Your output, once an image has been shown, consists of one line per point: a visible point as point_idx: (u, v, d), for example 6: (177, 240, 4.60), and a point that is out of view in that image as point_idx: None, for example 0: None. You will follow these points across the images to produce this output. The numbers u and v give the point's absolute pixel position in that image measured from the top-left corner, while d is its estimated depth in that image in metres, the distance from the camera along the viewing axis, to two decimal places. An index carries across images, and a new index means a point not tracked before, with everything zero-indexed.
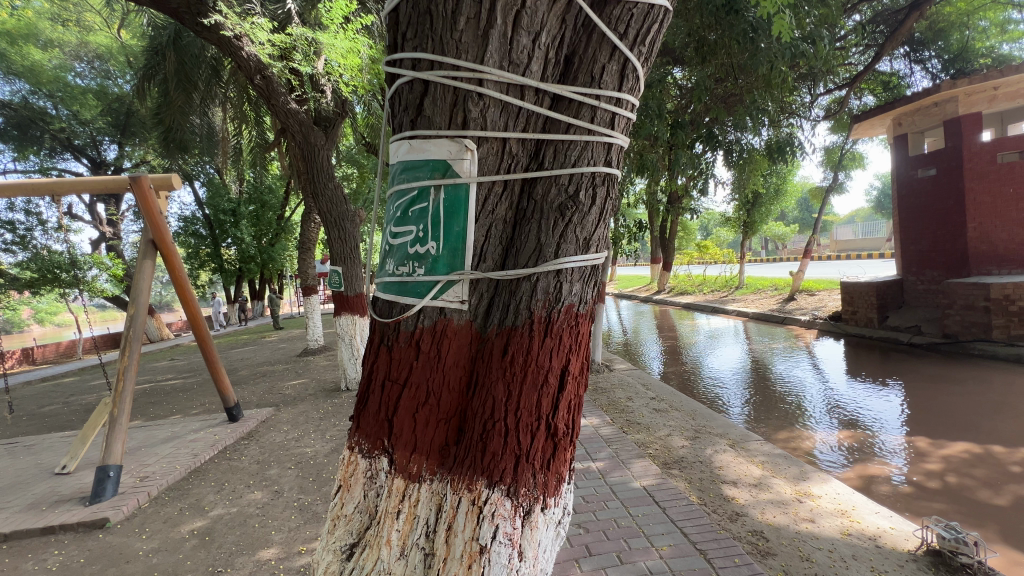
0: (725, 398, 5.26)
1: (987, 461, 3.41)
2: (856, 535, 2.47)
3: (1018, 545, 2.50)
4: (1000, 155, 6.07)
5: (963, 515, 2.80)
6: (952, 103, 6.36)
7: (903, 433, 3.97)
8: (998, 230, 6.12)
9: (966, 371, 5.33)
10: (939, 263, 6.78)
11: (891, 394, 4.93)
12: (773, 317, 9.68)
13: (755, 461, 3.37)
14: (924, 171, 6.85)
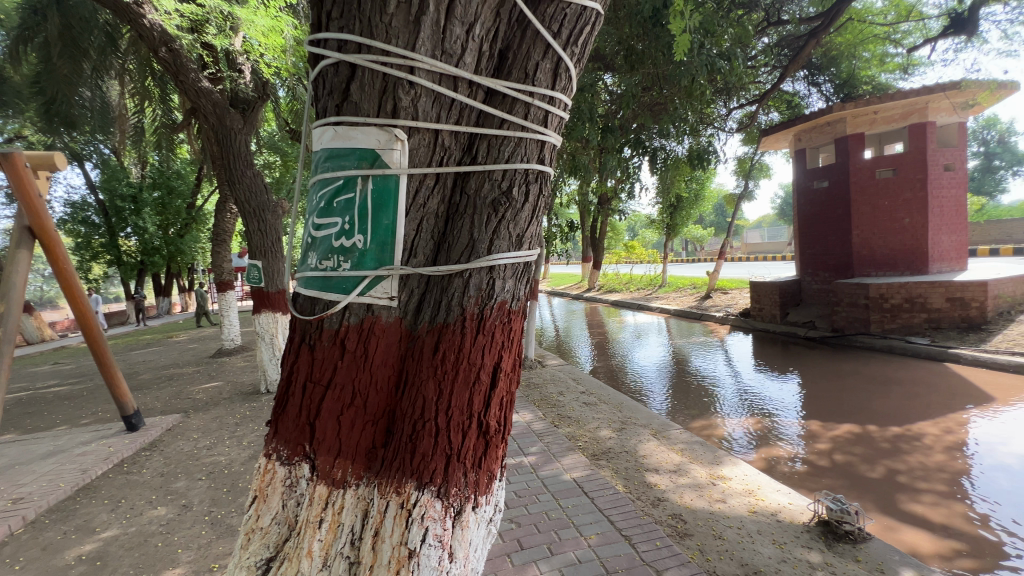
0: (649, 391, 5.55)
1: (865, 439, 3.89)
2: (760, 512, 2.71)
3: (890, 512, 2.87)
4: (878, 172, 6.94)
5: (847, 488, 3.17)
6: (841, 123, 7.18)
7: (800, 419, 4.41)
8: (876, 237, 7.00)
9: (849, 361, 6.05)
10: (829, 265, 7.62)
11: (790, 383, 5.47)
12: (692, 313, 10.38)
13: (674, 449, 3.60)
14: (818, 182, 7.67)
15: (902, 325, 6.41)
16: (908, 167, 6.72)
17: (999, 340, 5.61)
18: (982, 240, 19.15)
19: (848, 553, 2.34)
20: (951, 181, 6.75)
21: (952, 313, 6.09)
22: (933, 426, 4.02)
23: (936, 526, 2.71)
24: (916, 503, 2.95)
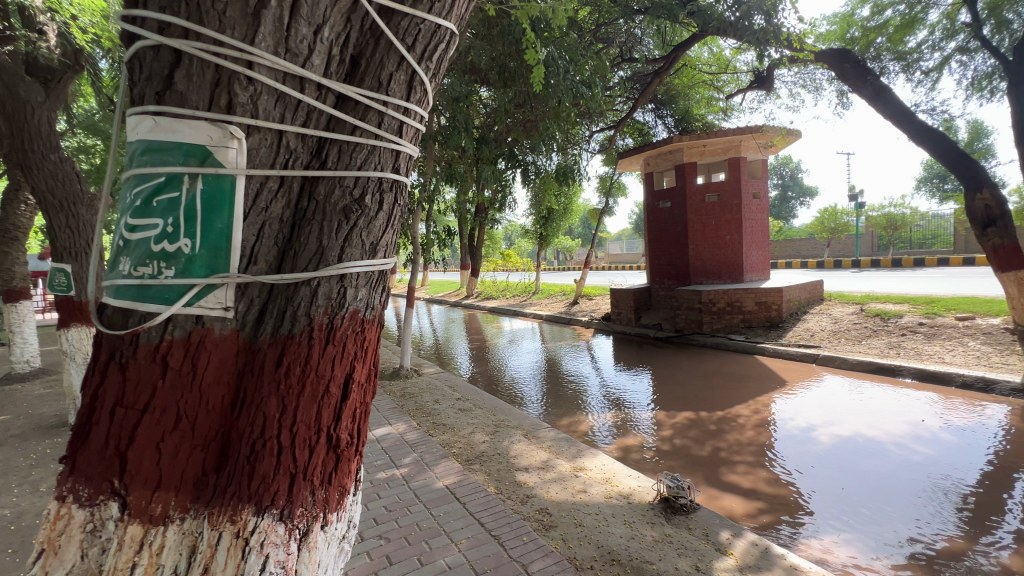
0: (523, 393, 5.81)
1: (697, 423, 4.55)
2: (615, 496, 3.00)
3: (715, 483, 3.40)
4: (707, 196, 8.23)
5: (684, 467, 3.67)
6: (680, 152, 8.34)
7: (650, 410, 4.99)
8: (706, 251, 8.26)
9: (687, 358, 7.04)
10: (672, 274, 8.79)
11: (642, 379, 6.16)
12: (562, 318, 11.12)
13: (543, 447, 3.82)
14: (663, 203, 8.81)
15: (725, 325, 7.68)
16: (728, 193, 8.10)
17: (790, 335, 7.01)
18: (780, 255, 23.86)
19: (682, 522, 2.71)
20: (757, 207, 8.31)
21: (759, 314, 7.46)
22: (746, 408, 4.87)
23: (746, 491, 3.28)
24: (733, 473, 3.54)
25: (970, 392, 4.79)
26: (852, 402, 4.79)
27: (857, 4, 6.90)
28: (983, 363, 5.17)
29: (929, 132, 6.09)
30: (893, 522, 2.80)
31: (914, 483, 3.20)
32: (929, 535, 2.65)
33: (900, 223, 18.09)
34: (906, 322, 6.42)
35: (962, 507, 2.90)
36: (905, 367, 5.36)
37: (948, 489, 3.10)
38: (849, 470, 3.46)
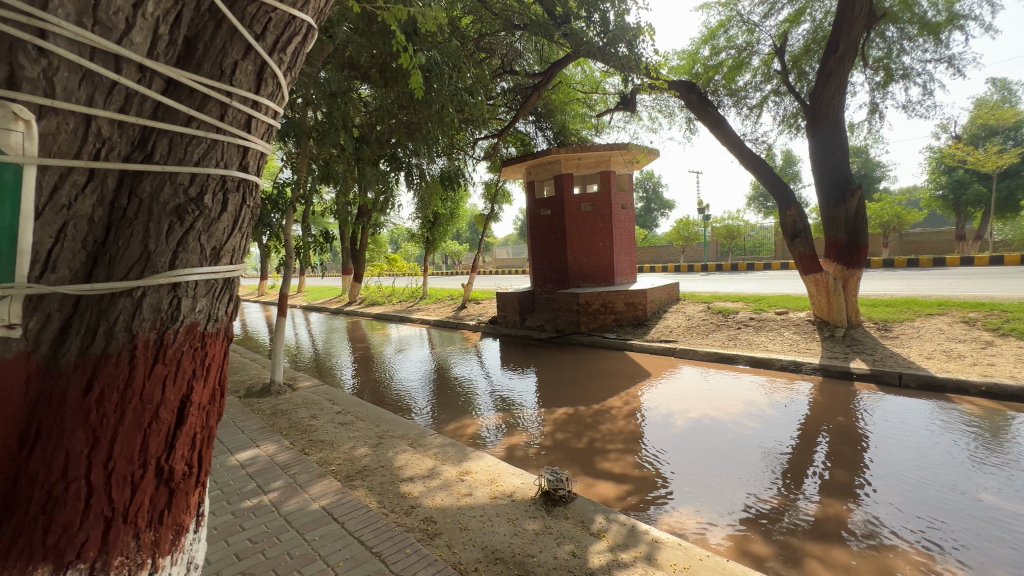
0: (411, 401, 5.68)
1: (576, 417, 4.87)
2: (499, 496, 3.06)
3: (590, 472, 3.66)
4: (582, 206, 8.87)
5: (563, 459, 3.90)
6: (558, 164, 8.86)
7: (535, 408, 5.21)
8: (583, 256, 8.89)
9: (568, 356, 7.48)
10: (553, 278, 9.29)
11: (528, 379, 6.40)
12: (450, 323, 11.07)
13: (429, 454, 3.76)
14: (544, 210, 9.28)
15: (600, 324, 8.33)
16: (600, 203, 8.82)
17: (654, 332, 7.85)
18: (647, 260, 26.62)
19: (561, 513, 2.86)
20: (625, 217, 9.18)
21: (628, 314, 8.22)
22: (617, 400, 5.33)
23: (617, 476, 3.59)
24: (606, 461, 3.84)
25: (786, 373, 5.82)
26: (703, 389, 5.51)
27: (701, 44, 8.02)
28: (795, 349, 6.31)
29: (754, 158, 7.31)
30: (732, 488, 3.29)
31: (747, 453, 3.79)
32: (758, 495, 3.16)
33: (737, 233, 21.32)
34: (741, 317, 7.59)
35: (781, 468, 3.50)
36: (740, 355, 6.32)
37: (771, 455, 3.72)
38: (699, 447, 3.98)
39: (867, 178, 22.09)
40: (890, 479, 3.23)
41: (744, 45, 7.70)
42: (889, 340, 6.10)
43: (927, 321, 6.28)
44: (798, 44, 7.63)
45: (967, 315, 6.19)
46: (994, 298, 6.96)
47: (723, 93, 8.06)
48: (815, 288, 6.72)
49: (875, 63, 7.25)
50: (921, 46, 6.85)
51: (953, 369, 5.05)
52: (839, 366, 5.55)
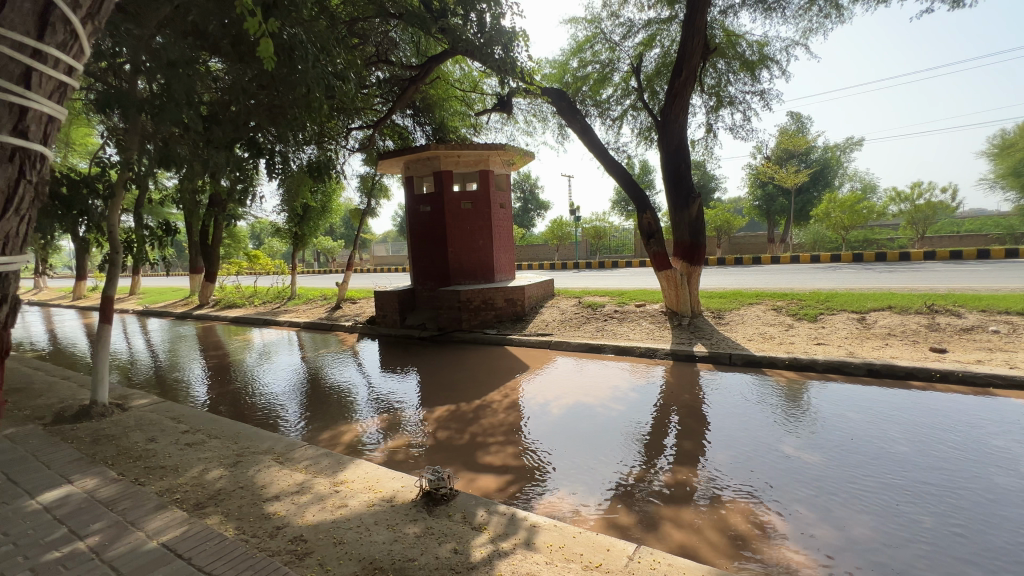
0: (281, 411, 5.17)
1: (458, 414, 4.87)
2: (378, 503, 2.93)
3: (472, 467, 3.69)
4: (462, 203, 8.90)
5: (446, 458, 3.87)
6: (437, 160, 8.76)
7: (417, 408, 5.10)
8: (463, 254, 8.94)
9: (450, 354, 7.46)
10: (433, 276, 9.17)
11: (410, 379, 6.23)
12: (322, 325, 10.29)
13: (298, 468, 3.45)
14: (423, 207, 9.11)
15: (480, 321, 8.45)
16: (479, 202, 8.94)
17: (532, 326, 8.20)
18: (525, 258, 27.79)
19: (443, 511, 2.84)
20: (503, 216, 9.46)
21: (507, 310, 8.48)
22: (498, 394, 5.47)
23: (498, 468, 3.67)
24: (487, 455, 3.91)
25: (645, 359, 6.53)
26: (577, 378, 5.92)
27: (570, 56, 8.59)
28: (651, 337, 7.10)
29: (616, 165, 8.05)
30: (602, 466, 3.59)
31: (614, 433, 4.17)
32: (624, 471, 3.49)
33: (603, 233, 23.92)
34: (607, 311, 8.31)
35: (642, 444, 3.91)
36: (607, 345, 6.92)
37: (634, 433, 4.14)
38: (573, 432, 4.27)
39: (704, 188, 25.84)
40: (724, 444, 3.81)
41: (607, 62, 8.43)
42: (723, 326, 7.18)
43: (749, 310, 7.54)
44: (650, 66, 8.61)
45: (776, 304, 7.58)
46: (793, 290, 8.61)
47: (590, 104, 8.74)
48: (666, 283, 7.65)
49: (709, 89, 8.47)
50: (742, 79, 8.17)
51: (767, 348, 6.13)
52: (685, 350, 6.38)
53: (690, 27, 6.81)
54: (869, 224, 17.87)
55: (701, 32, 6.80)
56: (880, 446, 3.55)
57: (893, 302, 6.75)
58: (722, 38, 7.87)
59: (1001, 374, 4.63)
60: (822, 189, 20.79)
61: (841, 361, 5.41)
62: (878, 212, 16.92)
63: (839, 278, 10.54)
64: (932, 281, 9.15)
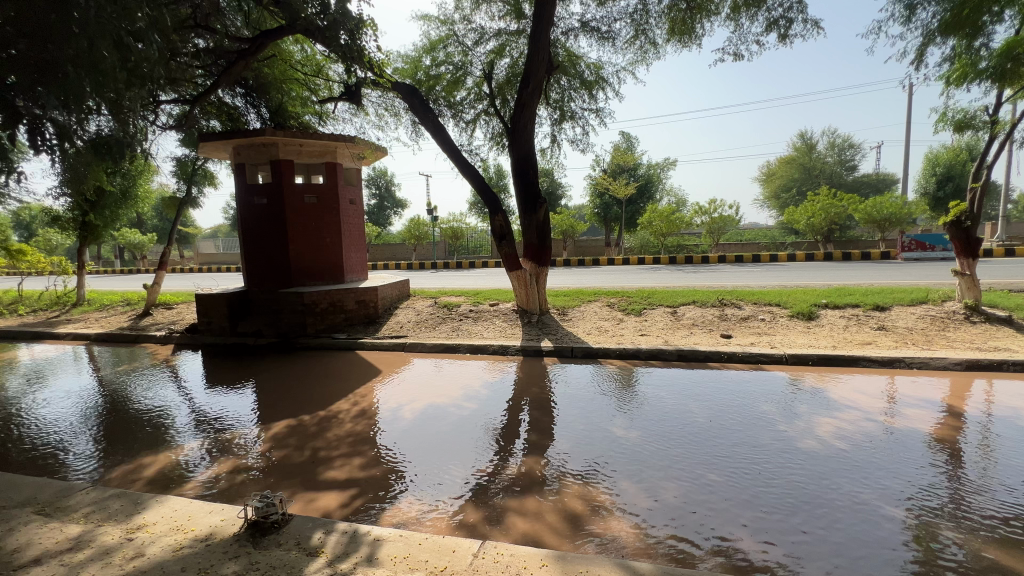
0: (64, 447, 4.11)
1: (298, 428, 4.42)
2: (188, 545, 2.47)
3: (312, 486, 3.37)
4: (306, 197, 8.13)
5: (280, 480, 3.46)
6: (274, 148, 7.84)
7: (253, 425, 4.50)
8: (307, 252, 8.18)
9: (292, 362, 6.75)
10: (271, 277, 8.20)
11: (244, 393, 5.48)
12: (123, 336, 8.46)
13: (75, 519, 2.75)
14: (258, 199, 8.07)
15: (328, 325, 7.82)
16: (326, 196, 8.27)
17: (385, 328, 7.87)
18: (381, 257, 26.77)
19: (272, 541, 2.52)
20: (354, 213, 8.92)
21: (358, 312, 7.99)
22: (346, 402, 5.11)
23: (343, 483, 3.41)
24: (331, 470, 3.61)
25: (498, 356, 6.75)
26: (432, 379, 5.85)
27: (423, 53, 8.46)
28: (503, 335, 7.38)
29: (469, 167, 8.18)
30: (456, 466, 3.59)
31: (469, 432, 4.21)
32: (479, 468, 3.54)
33: (460, 234, 24.33)
34: (462, 310, 8.41)
35: (496, 440, 4.02)
36: (461, 344, 6.99)
37: (488, 430, 4.23)
38: (428, 435, 4.19)
39: (553, 195, 28.00)
40: (567, 431, 4.12)
41: (460, 64, 8.51)
42: (566, 322, 7.81)
43: (588, 307, 8.34)
44: (502, 74, 8.95)
45: (609, 301, 8.51)
46: (624, 288, 9.79)
47: (443, 104, 8.72)
48: (517, 283, 8.03)
49: (554, 103, 9.13)
50: (582, 97, 8.98)
51: (602, 341, 6.84)
52: (534, 346, 6.77)
53: (536, 42, 7.21)
54: (680, 232, 21.33)
55: (546, 49, 7.27)
56: (686, 419, 4.21)
57: (697, 298, 8.11)
58: (564, 57, 8.57)
59: (766, 353, 5.89)
60: (646, 201, 24.14)
61: (658, 349, 6.30)
62: (687, 223, 20.29)
63: (659, 278, 12.33)
64: (722, 280, 11.28)
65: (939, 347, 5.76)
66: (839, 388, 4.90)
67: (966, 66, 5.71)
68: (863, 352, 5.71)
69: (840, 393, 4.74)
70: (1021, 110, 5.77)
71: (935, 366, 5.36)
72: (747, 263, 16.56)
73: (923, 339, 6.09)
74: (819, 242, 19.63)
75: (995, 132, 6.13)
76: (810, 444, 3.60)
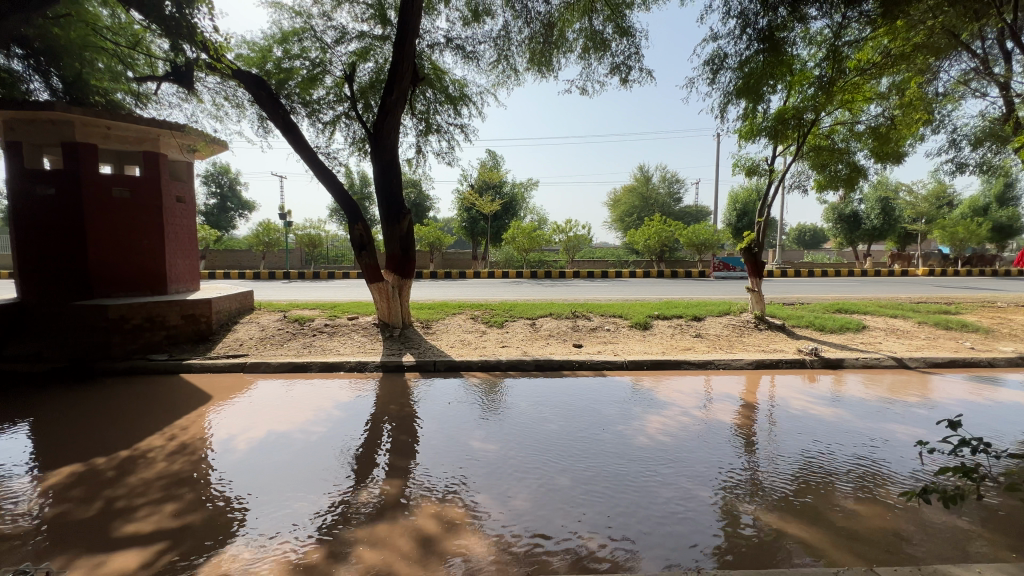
0: None
1: (86, 475, 3.54)
2: None
3: (100, 547, 2.70)
4: (114, 190, 6.75)
5: (52, 546, 2.71)
6: (68, 127, 6.34)
7: (24, 476, 3.52)
8: (114, 257, 6.78)
9: (86, 391, 5.45)
10: (57, 285, 6.55)
11: (11, 435, 4.26)
12: None
13: None
14: (42, 188, 6.42)
15: (142, 345, 6.54)
16: (142, 191, 6.98)
17: (219, 347, 6.84)
18: (221, 264, 23.49)
19: None
20: (182, 212, 7.66)
21: (185, 329, 6.83)
22: (160, 437, 4.26)
23: (147, 537, 2.80)
24: (131, 523, 2.95)
25: (354, 373, 6.32)
26: (278, 401, 5.23)
27: (273, 42, 7.69)
28: (362, 351, 6.95)
29: (326, 172, 7.62)
30: (300, 498, 3.23)
31: (322, 457, 3.84)
32: (331, 497, 3.24)
33: (317, 242, 22.59)
34: (316, 325, 7.73)
35: (353, 463, 3.73)
36: (313, 362, 6.39)
37: (343, 453, 3.91)
38: (271, 466, 3.70)
39: (420, 206, 27.71)
40: (426, 447, 4.00)
41: (317, 61, 7.94)
42: (429, 335, 7.68)
43: (452, 319, 8.33)
44: (364, 77, 8.59)
45: (473, 313, 8.62)
46: (487, 301, 10.02)
47: (296, 100, 8.05)
48: (379, 295, 7.68)
49: (419, 114, 9.04)
50: (447, 111, 9.03)
51: (465, 353, 6.87)
52: (395, 361, 6.51)
53: (401, 50, 7.07)
54: (541, 248, 22.77)
55: (411, 59, 7.15)
56: (541, 426, 4.41)
57: (553, 310, 8.67)
58: (429, 70, 8.57)
59: (611, 360, 6.52)
60: (510, 218, 25.25)
61: (518, 360, 6.55)
62: (547, 239, 21.73)
63: (520, 291, 12.93)
64: (575, 294, 12.28)
65: (738, 351, 7.00)
66: (667, 389, 5.62)
67: (753, 124, 7.14)
68: (685, 357, 6.66)
69: (668, 393, 5.44)
70: (787, 163, 7.41)
71: (735, 366, 6.50)
72: (597, 278, 18.33)
73: (727, 344, 7.34)
74: (654, 261, 22.66)
75: (772, 179, 7.74)
76: (643, 441, 4.03)
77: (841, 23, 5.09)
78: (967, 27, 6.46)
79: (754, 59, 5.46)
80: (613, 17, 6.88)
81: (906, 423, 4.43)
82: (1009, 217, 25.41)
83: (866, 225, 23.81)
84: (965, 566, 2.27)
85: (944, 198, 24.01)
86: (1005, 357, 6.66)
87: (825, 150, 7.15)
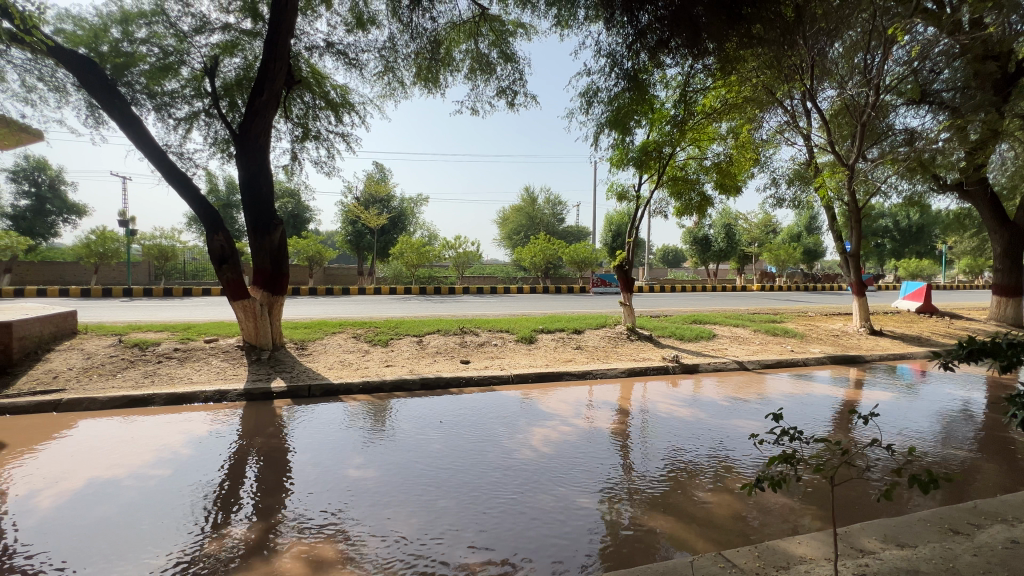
0: None
1: None
2: None
3: None
4: None
5: None
6: None
7: None
8: None
9: None
10: None
11: None
12: None
13: None
14: None
15: None
16: None
17: (22, 381, 5.51)
18: (35, 279, 19.26)
19: None
20: None
21: None
22: None
23: None
24: None
25: (209, 404, 5.50)
26: (109, 441, 4.36)
27: (109, 21, 6.57)
28: (221, 378, 6.11)
29: (178, 175, 6.67)
30: (132, 554, 2.70)
31: (168, 504, 3.26)
32: (181, 549, 2.75)
33: (170, 254, 19.72)
34: (163, 350, 6.64)
35: (210, 507, 3.22)
36: (156, 394, 5.44)
37: (199, 496, 3.37)
38: (95, 520, 3.05)
39: (298, 218, 25.72)
40: (297, 480, 3.61)
41: (170, 50, 6.99)
42: (304, 357, 7.03)
43: (331, 339, 7.74)
44: (230, 74, 7.77)
45: (355, 332, 8.12)
46: (371, 319, 9.51)
47: (139, 90, 6.97)
48: (243, 314, 6.84)
49: (296, 118, 8.42)
50: (327, 117, 8.51)
51: (345, 374, 6.41)
52: (262, 387, 5.82)
53: (273, 49, 6.51)
54: (430, 264, 22.47)
55: (285, 59, 6.63)
56: (425, 448, 4.24)
57: (440, 327, 8.53)
58: (308, 73, 8.05)
59: (498, 376, 6.58)
60: (399, 233, 24.55)
61: (403, 380, 6.28)
62: (436, 254, 21.48)
63: (408, 308, 12.59)
64: (463, 310, 12.28)
65: (612, 360, 7.54)
66: (551, 400, 5.82)
67: (623, 154, 7.85)
68: (566, 368, 6.98)
69: (552, 404, 5.63)
70: (651, 191, 8.30)
71: (610, 375, 6.98)
72: (486, 295, 18.57)
73: (604, 355, 7.87)
74: (541, 278, 23.64)
75: (639, 204, 8.58)
76: (527, 454, 4.10)
77: (690, 72, 5.84)
78: (780, 87, 7.91)
79: (621, 96, 6.06)
80: (497, 43, 7.16)
81: (748, 419, 5.11)
82: (815, 243, 31.41)
83: (714, 247, 27.54)
84: (790, 538, 2.64)
85: (771, 227, 28.91)
86: (815, 357, 8.11)
87: (680, 181, 8.14)
